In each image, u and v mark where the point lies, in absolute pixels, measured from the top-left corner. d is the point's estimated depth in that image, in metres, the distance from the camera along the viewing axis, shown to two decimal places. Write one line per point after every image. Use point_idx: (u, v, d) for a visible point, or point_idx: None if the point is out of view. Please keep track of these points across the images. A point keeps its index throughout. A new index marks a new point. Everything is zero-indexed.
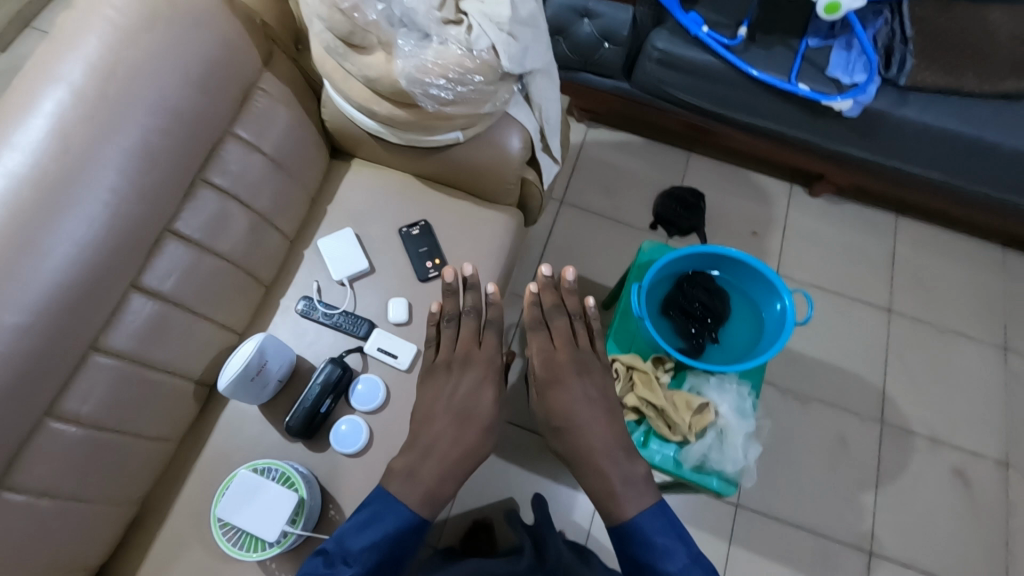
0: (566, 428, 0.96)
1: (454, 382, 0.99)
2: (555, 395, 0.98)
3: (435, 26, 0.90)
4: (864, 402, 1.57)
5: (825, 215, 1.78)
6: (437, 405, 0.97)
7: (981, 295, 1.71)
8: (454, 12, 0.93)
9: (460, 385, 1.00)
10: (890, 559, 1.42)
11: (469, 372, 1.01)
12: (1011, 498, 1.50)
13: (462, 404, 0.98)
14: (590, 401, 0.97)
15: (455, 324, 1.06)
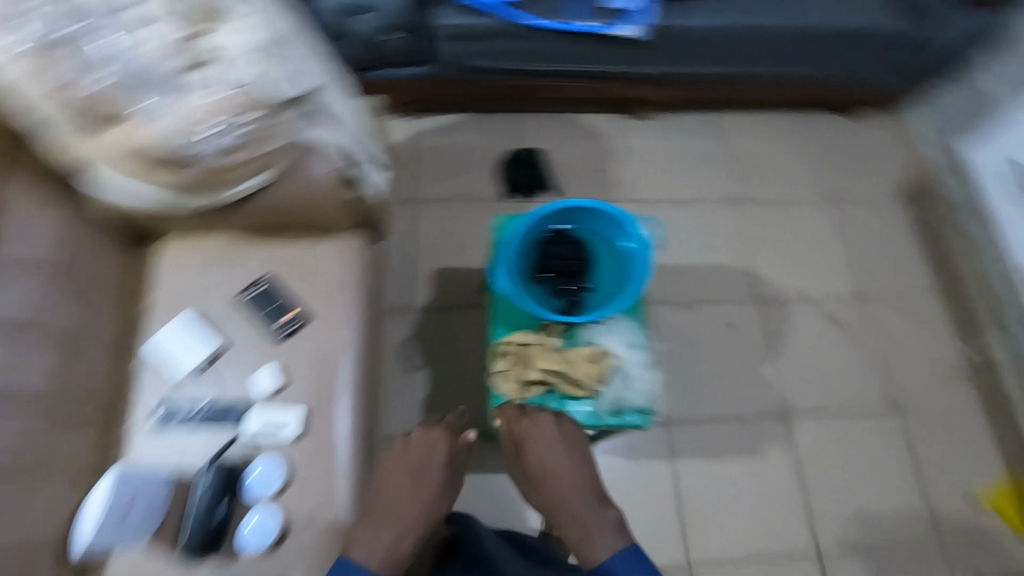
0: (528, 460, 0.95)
1: (408, 449, 0.99)
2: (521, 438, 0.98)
3: (176, 78, 0.85)
4: (740, 287, 1.70)
5: (655, 133, 1.88)
6: (399, 482, 0.96)
7: (799, 159, 1.90)
8: (196, 56, 0.87)
9: (422, 455, 0.99)
10: (804, 415, 1.57)
11: (428, 442, 1.00)
12: (877, 321, 1.70)
13: (421, 470, 0.98)
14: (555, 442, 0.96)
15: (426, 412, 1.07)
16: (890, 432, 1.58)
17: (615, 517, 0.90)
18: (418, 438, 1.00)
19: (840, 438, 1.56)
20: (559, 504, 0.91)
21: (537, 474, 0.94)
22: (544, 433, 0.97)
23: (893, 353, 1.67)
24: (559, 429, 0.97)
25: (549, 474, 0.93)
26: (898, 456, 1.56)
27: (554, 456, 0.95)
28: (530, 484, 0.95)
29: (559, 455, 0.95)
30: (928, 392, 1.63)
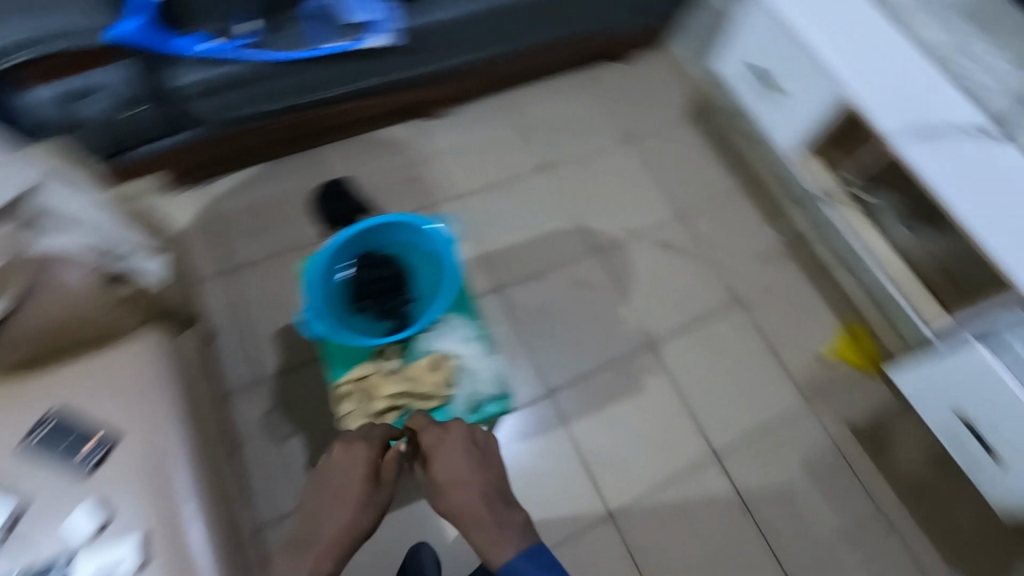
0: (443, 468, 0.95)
1: (328, 467, 0.96)
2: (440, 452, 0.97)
3: None
4: (573, 246, 1.79)
5: (456, 126, 1.90)
6: (323, 502, 0.94)
7: (587, 113, 2.02)
8: None
9: (344, 475, 0.95)
10: (666, 339, 1.69)
11: (349, 456, 0.96)
12: (696, 233, 1.86)
13: (341, 487, 0.95)
14: (467, 452, 0.97)
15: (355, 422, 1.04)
16: (739, 325, 1.74)
17: (521, 519, 0.92)
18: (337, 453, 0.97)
19: (700, 347, 1.69)
20: (465, 514, 0.91)
21: (445, 484, 0.94)
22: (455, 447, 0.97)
23: (722, 256, 1.83)
24: (472, 440, 0.99)
25: (460, 486, 0.94)
26: (753, 343, 1.72)
27: (467, 466, 0.96)
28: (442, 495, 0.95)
29: (466, 465, 0.95)
30: (760, 279, 1.81)
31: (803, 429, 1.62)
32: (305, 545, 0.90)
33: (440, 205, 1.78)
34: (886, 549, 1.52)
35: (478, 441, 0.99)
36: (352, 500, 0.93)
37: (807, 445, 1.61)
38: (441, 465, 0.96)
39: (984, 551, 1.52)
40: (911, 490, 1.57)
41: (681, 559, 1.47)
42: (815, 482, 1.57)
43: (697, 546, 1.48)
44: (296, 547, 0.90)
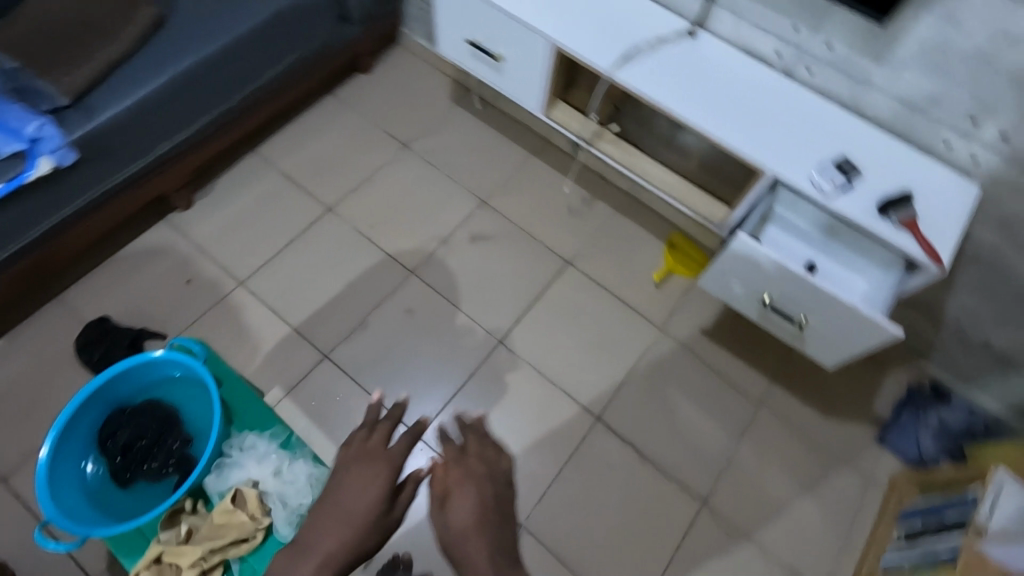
0: (446, 513, 0.74)
1: (346, 479, 0.81)
2: (454, 494, 0.75)
3: None
4: (390, 275, 1.68)
5: (219, 206, 1.73)
6: (331, 513, 0.79)
7: (355, 134, 1.91)
8: None
9: (356, 490, 0.80)
10: (514, 327, 1.65)
11: (366, 469, 0.82)
12: (505, 210, 1.83)
13: (348, 504, 0.80)
14: (481, 500, 0.75)
15: (375, 427, 0.87)
16: (576, 283, 1.73)
17: None
18: (356, 464, 0.82)
19: (549, 320, 1.67)
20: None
21: (445, 528, 0.74)
22: (468, 491, 0.76)
23: (537, 223, 1.81)
24: (489, 491, 0.76)
25: (469, 537, 0.72)
26: (594, 295, 1.72)
27: (482, 519, 0.73)
28: (445, 545, 0.73)
29: (475, 517, 0.73)
30: (579, 231, 1.81)
31: (668, 355, 1.66)
32: (302, 557, 0.77)
33: (232, 294, 1.61)
34: (774, 429, 1.60)
35: (503, 497, 0.77)
36: (360, 521, 0.78)
37: (676, 368, 1.65)
38: (452, 508, 0.74)
39: (848, 391, 1.66)
40: (775, 365, 1.67)
41: (604, 531, 1.46)
42: (695, 399, 1.62)
43: (613, 512, 1.48)
44: (293, 554, 0.77)
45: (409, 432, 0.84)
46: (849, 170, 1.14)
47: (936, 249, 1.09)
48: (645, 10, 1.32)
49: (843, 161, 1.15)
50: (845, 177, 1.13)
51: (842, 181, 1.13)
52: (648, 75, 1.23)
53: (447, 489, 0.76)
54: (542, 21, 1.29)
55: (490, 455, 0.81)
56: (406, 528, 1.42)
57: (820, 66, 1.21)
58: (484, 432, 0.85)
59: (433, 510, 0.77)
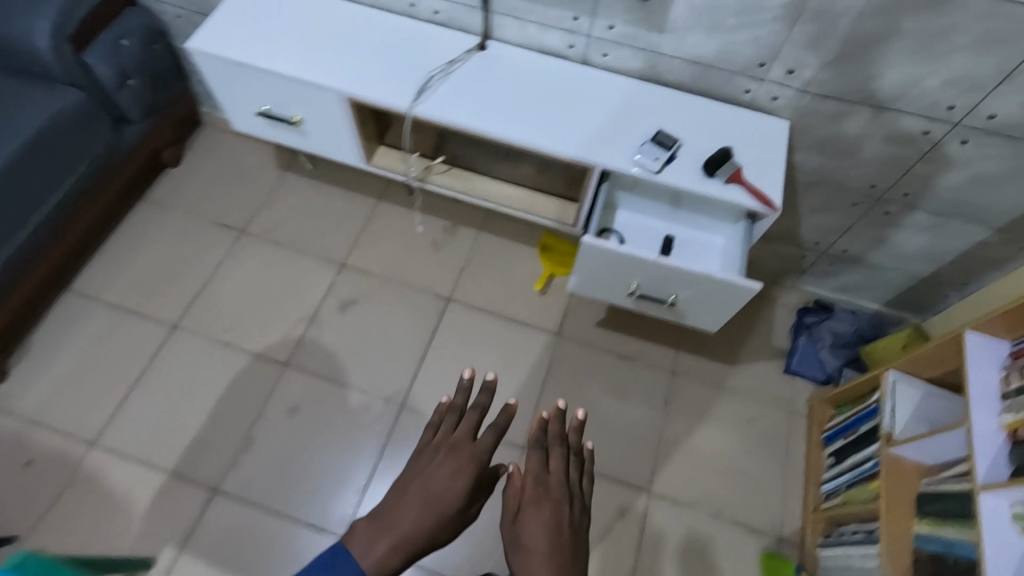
0: (523, 535, 0.66)
1: (429, 469, 0.68)
2: (533, 517, 0.68)
3: None
4: (263, 375, 1.53)
5: (41, 365, 1.50)
6: (414, 492, 0.66)
7: (180, 235, 1.72)
8: None
9: (441, 480, 0.67)
10: (411, 386, 1.55)
11: (455, 458, 0.70)
12: (367, 266, 1.71)
13: (431, 495, 0.66)
14: (561, 528, 0.67)
15: (461, 417, 0.75)
16: (462, 317, 1.65)
17: None
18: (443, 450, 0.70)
19: (446, 365, 1.59)
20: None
21: (522, 551, 0.65)
22: (549, 516, 0.68)
23: (406, 270, 1.71)
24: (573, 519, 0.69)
25: (543, 557, 0.64)
26: (484, 324, 1.65)
27: (560, 548, 0.66)
28: (518, 562, 0.65)
29: (549, 542, 0.66)
30: (450, 263, 1.73)
31: (573, 360, 1.62)
32: (378, 533, 0.63)
33: (85, 460, 1.39)
34: (693, 395, 1.61)
35: (575, 522, 0.69)
36: (445, 514, 0.65)
37: (584, 368, 1.62)
38: (526, 522, 0.67)
39: (746, 334, 1.70)
40: (675, 333, 1.68)
41: None
42: (612, 393, 1.59)
43: None
44: (374, 527, 0.64)
45: (494, 426, 0.72)
46: (667, 143, 1.14)
47: (766, 195, 1.11)
48: (428, 36, 1.26)
49: (661, 135, 1.15)
50: (666, 151, 1.13)
51: (664, 155, 1.13)
52: (449, 102, 1.18)
53: (523, 503, 0.69)
54: (324, 75, 1.20)
55: (569, 475, 0.73)
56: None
57: (611, 48, 1.21)
58: (575, 442, 0.77)
59: (510, 523, 0.68)
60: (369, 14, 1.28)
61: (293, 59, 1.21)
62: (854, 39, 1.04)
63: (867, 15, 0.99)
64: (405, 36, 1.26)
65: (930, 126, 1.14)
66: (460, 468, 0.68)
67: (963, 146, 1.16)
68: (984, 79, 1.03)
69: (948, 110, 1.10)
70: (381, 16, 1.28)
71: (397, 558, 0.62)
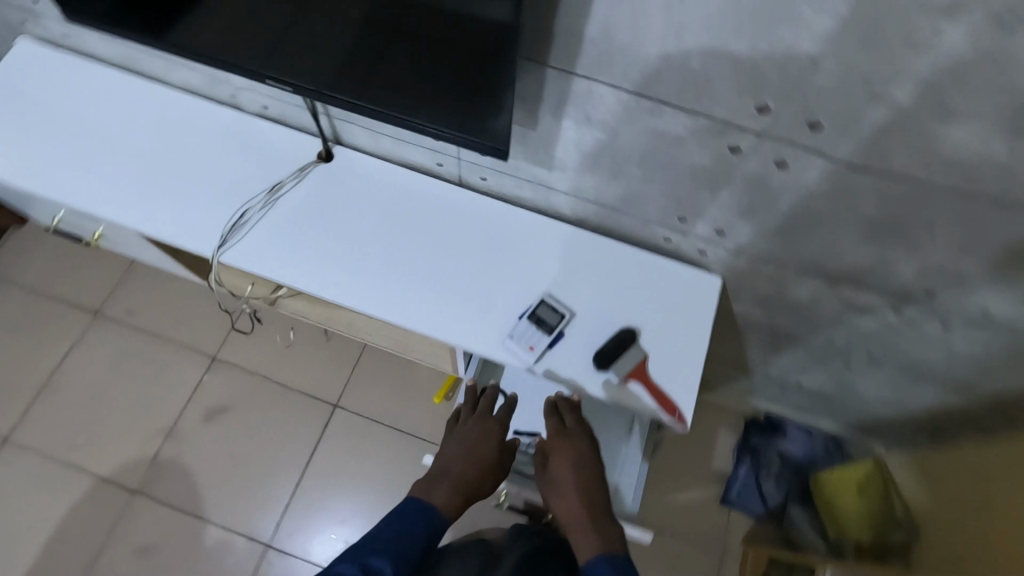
0: (554, 469, 0.79)
1: (465, 432, 0.85)
2: (561, 454, 0.80)
3: None
4: (106, 505, 1.30)
5: None
6: (455, 449, 0.82)
7: (24, 316, 1.45)
8: None
9: (475, 440, 0.83)
10: (280, 521, 1.34)
11: (482, 423, 0.86)
12: (245, 362, 1.45)
13: (472, 450, 0.82)
14: (586, 461, 0.79)
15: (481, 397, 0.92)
16: (350, 431, 1.41)
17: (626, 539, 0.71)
18: (470, 420, 0.87)
19: (324, 492, 1.37)
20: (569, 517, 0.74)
21: (556, 479, 0.78)
22: (573, 452, 0.80)
23: (288, 371, 1.45)
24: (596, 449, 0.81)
25: (571, 487, 0.76)
26: (374, 441, 1.41)
27: (587, 471, 0.78)
28: (552, 493, 0.78)
29: (576, 472, 0.78)
30: (341, 361, 1.46)
31: None
32: (439, 481, 0.78)
33: None
34: None
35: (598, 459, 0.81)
36: (485, 464, 0.81)
37: None
38: (553, 463, 0.79)
39: (681, 457, 1.47)
40: None
41: None
42: None
43: None
44: (429, 480, 0.78)
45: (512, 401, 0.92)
46: (552, 324, 0.85)
47: (674, 403, 0.83)
48: (253, 140, 0.95)
49: (545, 310, 0.86)
50: (549, 336, 0.85)
51: (545, 343, 0.85)
52: (272, 247, 0.89)
53: (548, 449, 0.82)
54: (103, 198, 0.90)
55: (589, 428, 0.84)
56: None
57: (489, 173, 0.90)
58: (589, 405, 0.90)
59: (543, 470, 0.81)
60: (179, 104, 0.97)
61: (68, 171, 0.91)
62: (798, 216, 0.73)
63: (816, 197, 0.68)
64: (223, 139, 0.95)
65: (900, 305, 0.86)
66: (487, 428, 0.85)
67: (943, 329, 0.87)
68: (975, 276, 0.74)
69: (924, 296, 0.81)
70: (195, 107, 0.97)
71: (459, 497, 0.77)
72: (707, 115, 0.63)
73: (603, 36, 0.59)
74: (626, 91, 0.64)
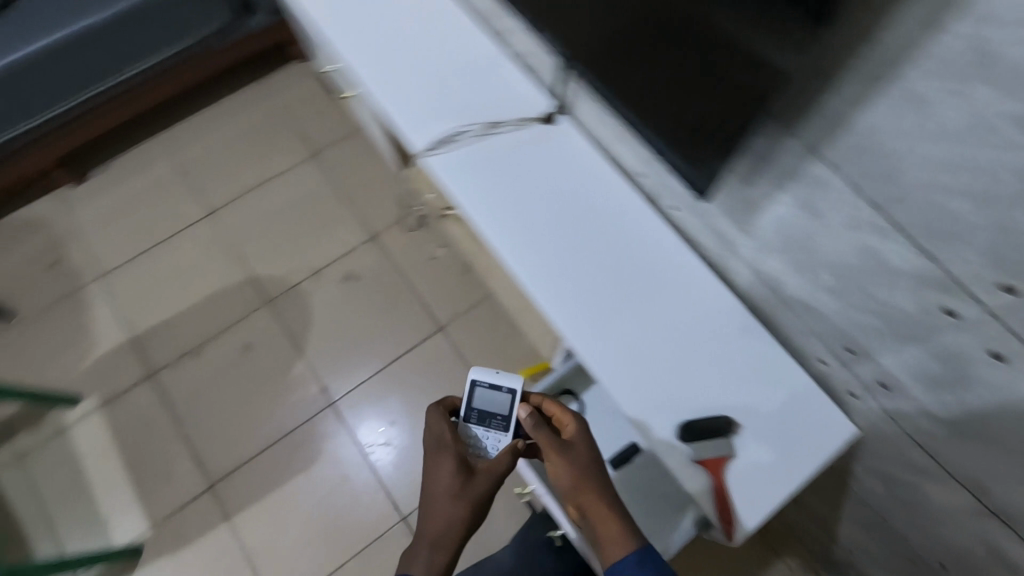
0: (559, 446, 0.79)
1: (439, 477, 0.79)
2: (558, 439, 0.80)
3: None
4: (244, 301, 1.56)
5: (109, 187, 1.67)
6: (436, 500, 0.77)
7: (265, 131, 1.74)
8: None
9: (448, 482, 0.78)
10: (348, 392, 1.48)
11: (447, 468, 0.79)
12: (391, 254, 1.60)
13: (450, 494, 0.76)
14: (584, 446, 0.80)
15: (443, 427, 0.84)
16: (439, 357, 1.51)
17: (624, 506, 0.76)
18: (437, 465, 0.80)
19: (391, 391, 1.48)
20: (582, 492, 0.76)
21: (562, 455, 0.78)
22: (570, 443, 0.80)
23: (419, 280, 1.58)
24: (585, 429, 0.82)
25: (581, 465, 0.77)
26: (451, 377, 1.49)
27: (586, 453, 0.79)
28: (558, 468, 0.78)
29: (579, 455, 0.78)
30: (463, 296, 1.56)
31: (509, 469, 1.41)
32: (436, 525, 0.75)
33: (87, 287, 1.57)
34: None
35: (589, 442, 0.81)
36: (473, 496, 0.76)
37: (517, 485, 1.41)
38: (554, 449, 0.79)
39: None
40: None
41: None
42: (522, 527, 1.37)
43: None
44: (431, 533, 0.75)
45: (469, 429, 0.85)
46: (500, 415, 0.88)
47: (732, 515, 0.78)
48: (497, 77, 1.02)
49: (483, 401, 0.90)
50: (508, 434, 0.87)
51: (502, 442, 0.87)
52: (464, 170, 0.97)
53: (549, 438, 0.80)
54: (365, 69, 1.05)
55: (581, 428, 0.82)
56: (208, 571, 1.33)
57: (682, 205, 0.89)
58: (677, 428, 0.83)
59: (550, 442, 0.79)
60: (459, 20, 1.07)
61: (353, 37, 1.08)
62: (985, 419, 0.62)
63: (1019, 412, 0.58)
64: (474, 65, 1.04)
65: None
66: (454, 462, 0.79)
67: None
68: None
69: None
70: (467, 27, 1.07)
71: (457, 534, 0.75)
72: (941, 265, 0.56)
73: (866, 133, 0.54)
74: (862, 199, 0.59)
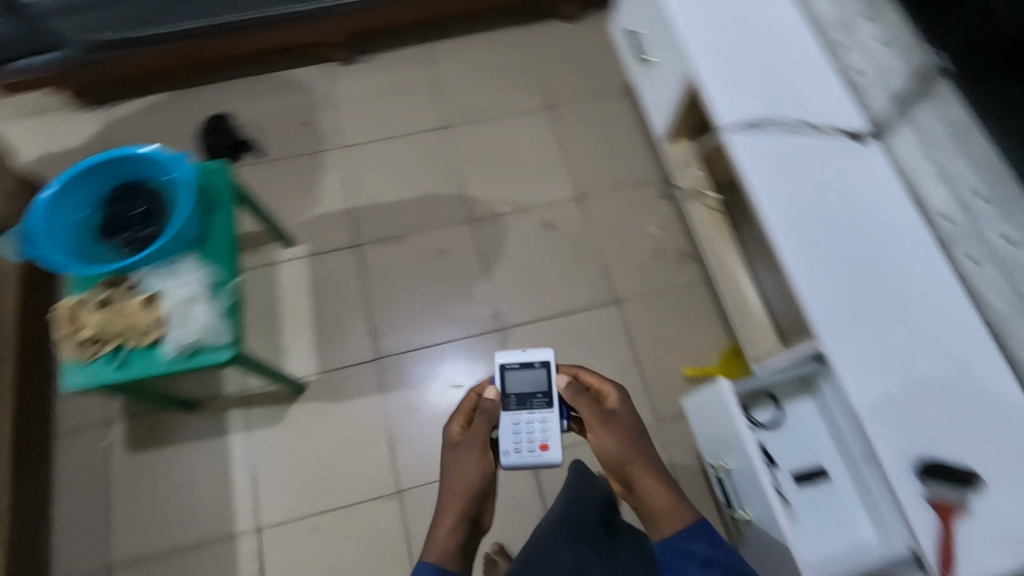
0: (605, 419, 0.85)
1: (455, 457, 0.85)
2: (601, 416, 0.86)
3: None
4: (451, 212, 1.67)
5: (367, 75, 1.84)
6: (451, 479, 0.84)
7: (514, 71, 1.85)
8: None
9: (461, 463, 0.84)
10: (517, 325, 1.56)
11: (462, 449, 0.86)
12: (592, 218, 1.67)
13: (463, 472, 0.83)
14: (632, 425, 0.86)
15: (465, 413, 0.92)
16: (608, 325, 1.56)
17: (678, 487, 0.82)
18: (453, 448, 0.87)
19: (554, 340, 1.55)
20: (624, 464, 0.82)
21: (605, 426, 0.85)
22: (609, 422, 0.85)
23: (610, 250, 1.63)
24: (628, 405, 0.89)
25: (623, 439, 0.83)
26: (614, 348, 1.54)
27: (625, 432, 0.84)
28: (600, 442, 0.84)
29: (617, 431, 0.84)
30: (647, 279, 1.60)
31: None
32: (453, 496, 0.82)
33: (326, 152, 1.74)
34: None
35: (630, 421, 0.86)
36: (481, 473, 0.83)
37: None
38: (599, 425, 0.85)
39: None
40: None
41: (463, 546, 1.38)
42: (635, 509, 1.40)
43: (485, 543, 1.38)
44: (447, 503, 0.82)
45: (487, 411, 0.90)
46: (540, 394, 0.92)
47: (953, 560, 0.79)
48: (816, 85, 1.06)
49: (518, 386, 0.93)
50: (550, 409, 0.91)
51: (547, 415, 0.91)
52: (763, 156, 1.00)
53: (593, 416, 0.86)
54: (694, 33, 1.08)
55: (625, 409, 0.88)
56: (353, 430, 1.45)
57: (984, 259, 0.91)
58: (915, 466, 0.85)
59: (595, 418, 0.86)
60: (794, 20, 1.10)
61: None
62: None
63: None
64: (797, 67, 1.08)
65: None
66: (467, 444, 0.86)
67: None
68: None
69: None
70: (801, 28, 1.10)
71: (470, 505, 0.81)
72: None
73: None
74: None
